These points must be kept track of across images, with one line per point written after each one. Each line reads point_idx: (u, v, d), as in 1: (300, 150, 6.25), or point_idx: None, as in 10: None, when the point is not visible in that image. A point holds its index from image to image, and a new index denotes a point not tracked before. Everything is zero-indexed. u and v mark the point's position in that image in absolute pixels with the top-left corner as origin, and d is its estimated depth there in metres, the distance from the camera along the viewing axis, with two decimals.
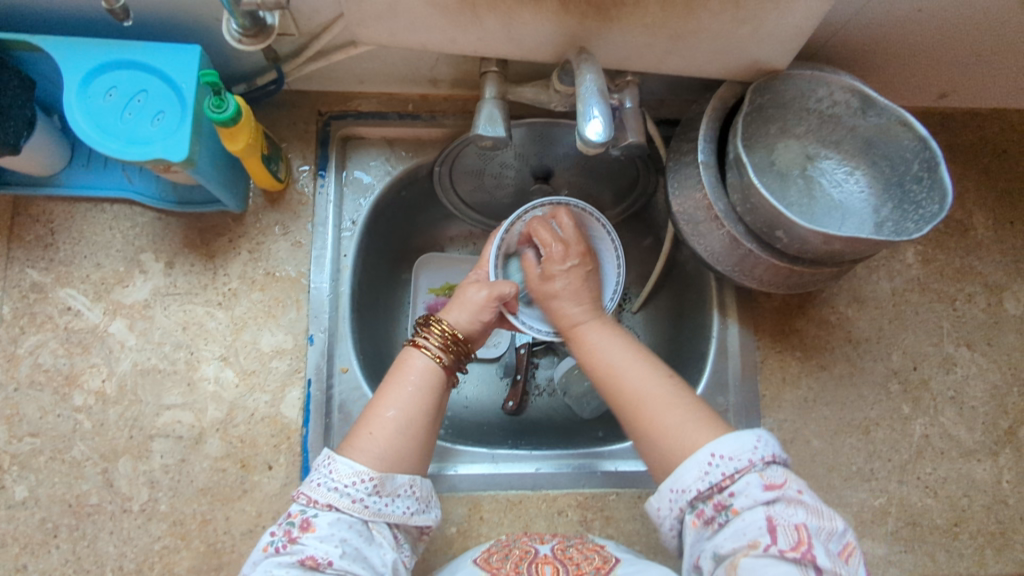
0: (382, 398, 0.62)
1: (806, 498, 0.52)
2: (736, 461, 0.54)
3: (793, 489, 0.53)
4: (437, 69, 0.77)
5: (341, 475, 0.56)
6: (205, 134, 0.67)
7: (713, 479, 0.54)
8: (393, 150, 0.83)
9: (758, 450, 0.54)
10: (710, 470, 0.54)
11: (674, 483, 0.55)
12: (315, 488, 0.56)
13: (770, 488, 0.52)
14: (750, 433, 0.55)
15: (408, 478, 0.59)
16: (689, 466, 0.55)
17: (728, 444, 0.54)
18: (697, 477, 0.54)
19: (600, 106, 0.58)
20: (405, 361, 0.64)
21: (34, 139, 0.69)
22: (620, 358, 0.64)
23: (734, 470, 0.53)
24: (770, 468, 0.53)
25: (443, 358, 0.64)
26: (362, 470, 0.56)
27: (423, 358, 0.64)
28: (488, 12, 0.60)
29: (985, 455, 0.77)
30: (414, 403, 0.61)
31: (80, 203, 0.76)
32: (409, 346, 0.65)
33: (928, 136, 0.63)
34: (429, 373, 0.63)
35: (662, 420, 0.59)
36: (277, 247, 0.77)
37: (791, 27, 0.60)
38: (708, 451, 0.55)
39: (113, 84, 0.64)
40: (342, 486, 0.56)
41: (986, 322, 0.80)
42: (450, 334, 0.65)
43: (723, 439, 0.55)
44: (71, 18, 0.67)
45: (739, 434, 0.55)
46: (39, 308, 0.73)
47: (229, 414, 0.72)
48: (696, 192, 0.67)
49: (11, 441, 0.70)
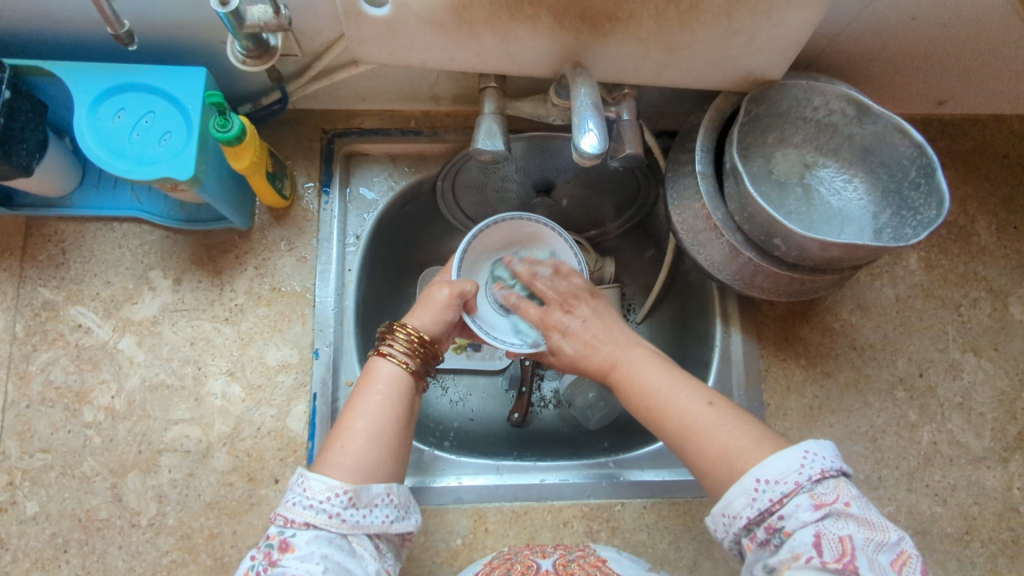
0: (351, 409, 0.62)
1: (857, 509, 0.50)
2: (783, 484, 0.51)
3: (842, 503, 0.50)
4: (438, 86, 0.79)
5: (315, 492, 0.55)
6: (211, 153, 0.68)
7: (762, 505, 0.51)
8: (396, 165, 0.84)
9: (806, 469, 0.51)
10: (758, 496, 0.51)
11: (724, 509, 0.53)
12: (290, 507, 0.55)
13: (820, 506, 0.50)
14: (794, 449, 0.52)
15: (384, 487, 0.58)
16: (736, 492, 0.52)
17: (774, 467, 0.52)
18: (746, 504, 0.52)
19: (594, 119, 0.58)
20: (371, 370, 0.65)
21: (45, 161, 0.71)
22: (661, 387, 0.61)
23: (781, 494, 0.51)
24: (819, 485, 0.51)
25: (411, 364, 0.65)
26: (334, 484, 0.56)
27: (390, 365, 0.65)
28: (485, 29, 0.61)
29: (995, 462, 0.76)
30: (383, 411, 0.62)
31: (90, 222, 0.78)
32: (374, 355, 0.66)
33: (924, 142, 0.63)
34: (397, 379, 0.64)
35: (714, 441, 0.56)
36: (282, 263, 0.78)
37: (784, 37, 0.61)
38: (753, 476, 0.52)
39: (121, 106, 0.66)
40: (317, 503, 0.55)
41: (991, 327, 0.80)
42: (415, 339, 0.66)
43: (768, 461, 0.52)
44: (81, 43, 0.69)
45: (784, 454, 0.52)
46: (50, 326, 0.75)
47: (236, 428, 0.73)
48: (694, 202, 0.68)
49: (23, 457, 0.71)
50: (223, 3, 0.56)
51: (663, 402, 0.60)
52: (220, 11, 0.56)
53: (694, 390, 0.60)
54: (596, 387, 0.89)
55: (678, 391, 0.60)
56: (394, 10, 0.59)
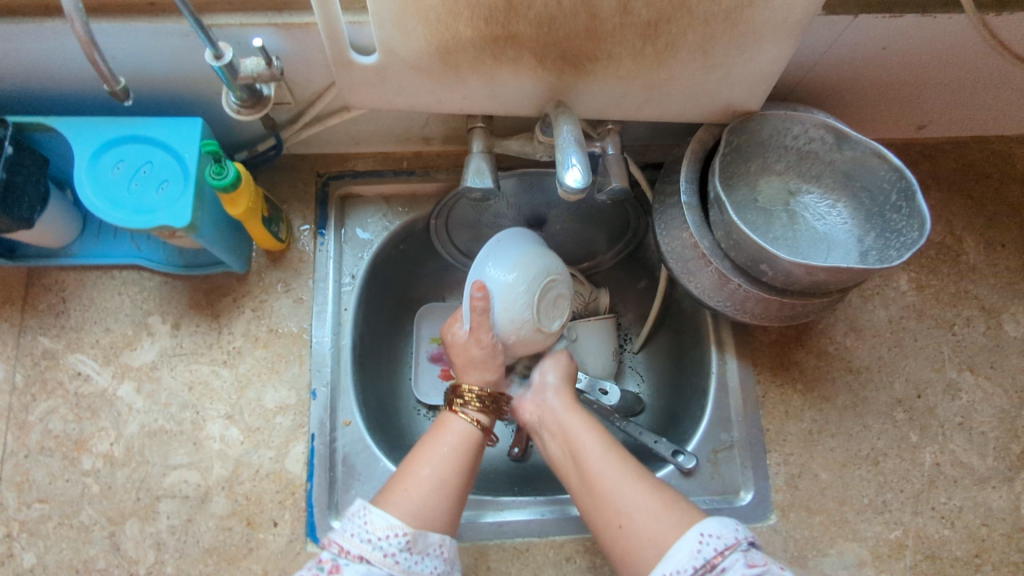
0: (417, 456, 0.64)
1: (786, 574, 0.55)
2: (725, 537, 0.55)
3: (775, 567, 0.55)
4: (428, 128, 0.81)
5: (376, 528, 0.58)
6: (207, 200, 0.70)
7: (706, 555, 0.54)
8: (389, 206, 0.86)
9: (741, 531, 0.56)
10: (702, 548, 0.55)
11: (667, 567, 0.55)
12: (348, 537, 0.58)
13: (754, 565, 0.54)
14: (729, 518, 0.58)
15: (439, 537, 0.60)
16: (680, 546, 0.55)
17: (715, 524, 0.56)
18: (691, 555, 0.54)
19: (577, 154, 0.60)
20: (443, 424, 0.67)
21: (47, 213, 0.73)
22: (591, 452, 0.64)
23: (724, 546, 0.54)
24: (751, 549, 0.56)
25: (484, 423, 0.68)
26: (396, 524, 0.58)
27: (462, 422, 0.67)
28: (470, 73, 0.64)
29: (1000, 482, 0.75)
30: (448, 462, 0.63)
31: (89, 271, 0.79)
32: (447, 411, 0.68)
33: (903, 166, 0.65)
34: (468, 436, 0.66)
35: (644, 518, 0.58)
36: (279, 305, 0.79)
37: (759, 71, 0.63)
38: (697, 531, 0.56)
39: (121, 158, 0.68)
40: (375, 538, 0.57)
41: (986, 345, 0.80)
42: (488, 400, 0.69)
43: (709, 520, 0.57)
44: (82, 99, 0.72)
45: (721, 517, 0.57)
46: (50, 375, 0.76)
47: (235, 471, 0.73)
48: (682, 232, 0.69)
49: (20, 508, 0.71)
50: (217, 57, 0.58)
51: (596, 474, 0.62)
52: (215, 65, 0.58)
53: (626, 464, 0.62)
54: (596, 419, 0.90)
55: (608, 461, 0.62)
56: (382, 57, 0.61)
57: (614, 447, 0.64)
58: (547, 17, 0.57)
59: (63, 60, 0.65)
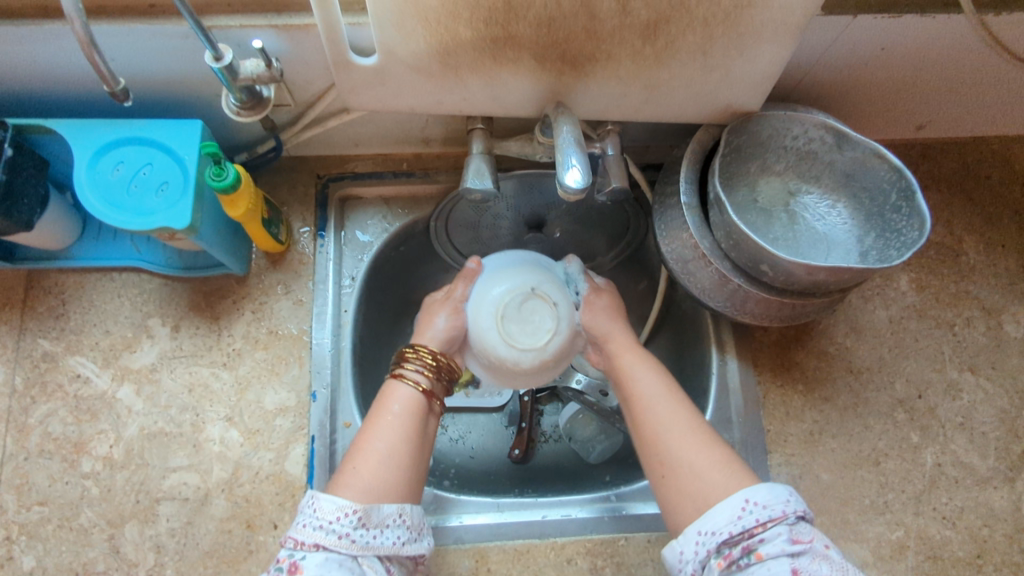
0: (366, 431, 0.62)
1: (833, 554, 0.53)
2: (771, 509, 0.54)
3: (821, 545, 0.53)
4: (428, 130, 0.81)
5: (325, 513, 0.55)
6: (207, 202, 0.70)
7: (746, 523, 0.54)
8: (389, 208, 0.86)
9: (791, 503, 0.55)
10: (744, 514, 0.54)
11: (704, 526, 0.55)
12: (301, 529, 0.55)
13: (797, 541, 0.53)
14: (781, 487, 0.56)
15: (397, 508, 0.58)
16: (723, 508, 0.55)
17: (765, 492, 0.55)
18: (729, 520, 0.54)
19: (577, 155, 0.60)
20: (387, 394, 0.65)
21: (47, 215, 0.73)
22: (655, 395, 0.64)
23: (768, 518, 0.54)
24: (799, 523, 0.54)
25: (424, 384, 0.66)
26: (345, 504, 0.56)
27: (405, 388, 0.65)
28: (470, 74, 0.64)
29: (1001, 482, 0.75)
30: (395, 433, 0.61)
31: (88, 273, 0.79)
32: (389, 379, 0.66)
33: (903, 165, 0.65)
34: (412, 403, 0.64)
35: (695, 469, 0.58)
36: (279, 306, 0.79)
37: (759, 72, 0.63)
38: (742, 496, 0.55)
39: (120, 160, 0.68)
40: (327, 524, 0.55)
41: (987, 345, 0.80)
42: (428, 359, 0.67)
43: (760, 486, 0.55)
44: (81, 101, 0.72)
45: (774, 485, 0.56)
46: (49, 378, 0.75)
47: (235, 474, 0.72)
48: (682, 232, 0.69)
49: (20, 511, 0.71)
50: (217, 59, 0.58)
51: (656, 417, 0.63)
52: (214, 66, 0.58)
53: (686, 414, 0.63)
54: (596, 420, 0.90)
55: (669, 410, 0.63)
56: (382, 59, 0.61)
57: (675, 396, 0.64)
58: (546, 18, 0.57)
59: (64, 62, 0.65)
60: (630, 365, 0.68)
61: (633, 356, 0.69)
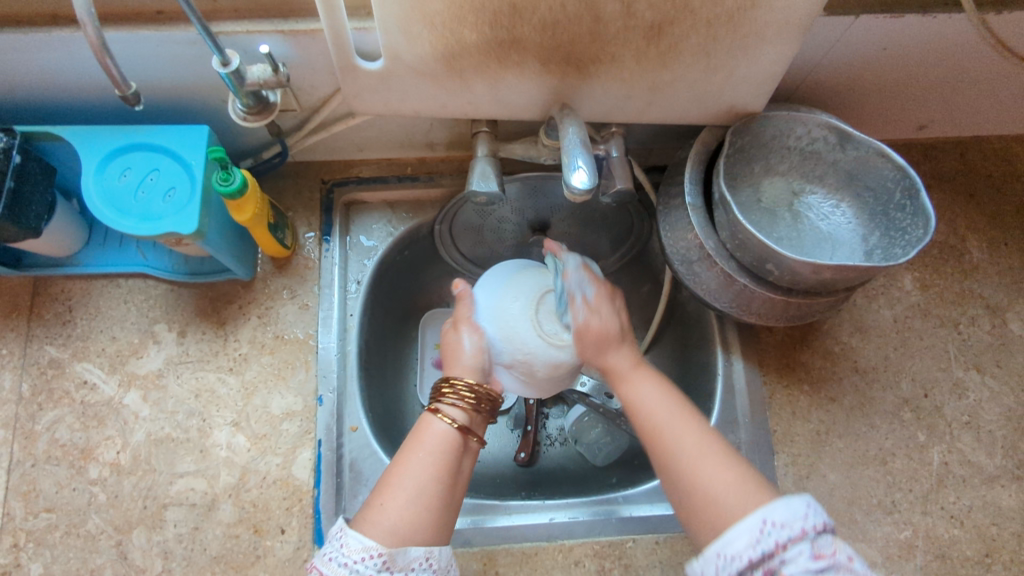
0: (395, 466, 0.61)
1: (856, 567, 0.49)
2: (790, 528, 0.50)
3: (844, 558, 0.50)
4: (432, 134, 0.82)
5: (351, 550, 0.56)
6: (213, 208, 0.70)
7: (765, 546, 0.50)
8: (394, 212, 0.86)
9: (811, 518, 0.51)
10: (762, 537, 0.51)
11: (721, 548, 0.52)
12: (327, 562, 0.56)
13: (820, 557, 0.49)
14: (799, 499, 0.53)
15: (423, 552, 0.57)
16: (739, 531, 0.52)
17: (781, 511, 0.51)
18: (748, 543, 0.51)
19: (583, 156, 0.60)
20: (421, 427, 0.64)
21: (53, 222, 0.73)
22: (662, 412, 0.62)
23: (787, 538, 0.50)
24: (822, 536, 0.50)
25: (460, 421, 0.64)
26: (370, 544, 0.56)
27: (438, 423, 0.63)
28: (475, 77, 0.64)
29: (1009, 481, 0.75)
30: (424, 471, 0.60)
31: (95, 280, 0.80)
32: (425, 412, 0.65)
33: (907, 164, 0.65)
34: (444, 439, 0.63)
35: (714, 484, 0.56)
36: (285, 311, 0.79)
37: (761, 72, 0.63)
38: (760, 516, 0.52)
39: (127, 166, 0.68)
40: (352, 562, 0.55)
41: (992, 344, 0.80)
42: (466, 391, 0.65)
43: (776, 504, 0.52)
44: (88, 108, 0.72)
45: (790, 500, 0.52)
46: (56, 384, 0.75)
47: (242, 479, 0.72)
48: (687, 233, 0.69)
49: (27, 518, 0.71)
50: (224, 64, 0.58)
51: (666, 435, 0.61)
52: (222, 71, 0.59)
53: (698, 430, 0.61)
54: (601, 423, 0.90)
55: (678, 425, 0.61)
56: (388, 63, 0.62)
57: (682, 414, 0.62)
58: (551, 20, 0.57)
59: (74, 69, 0.65)
60: (635, 388, 0.65)
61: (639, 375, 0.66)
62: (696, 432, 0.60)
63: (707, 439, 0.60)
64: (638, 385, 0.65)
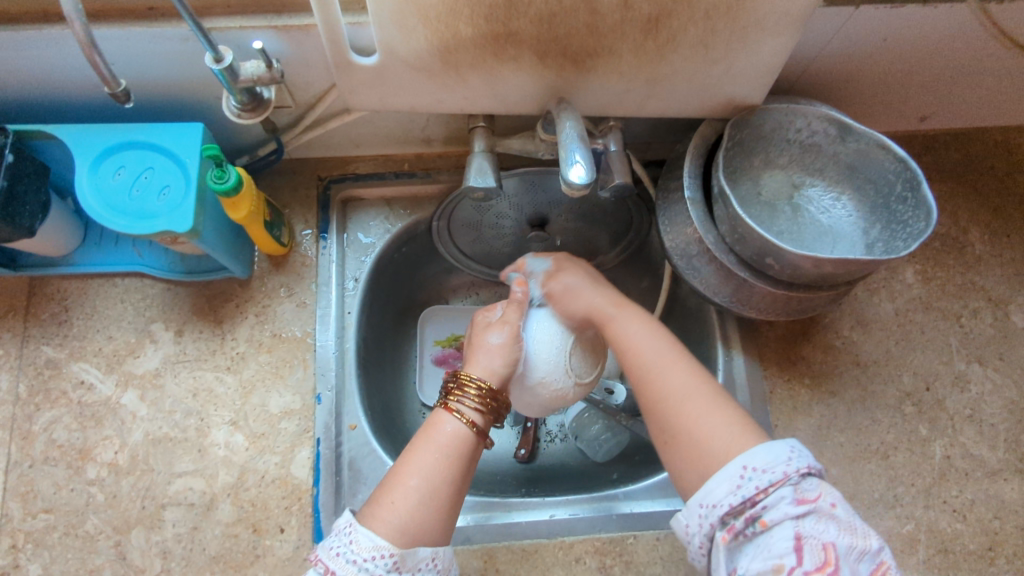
0: (407, 462, 0.61)
1: (840, 512, 0.50)
2: (770, 472, 0.52)
3: (827, 503, 0.51)
4: (429, 129, 0.81)
5: (361, 548, 0.55)
6: (208, 206, 0.70)
7: (745, 491, 0.52)
8: (391, 208, 0.86)
9: (793, 462, 0.53)
10: (743, 483, 0.52)
11: (704, 498, 0.54)
12: (334, 557, 0.55)
13: (802, 502, 0.50)
14: (781, 445, 0.54)
15: (430, 552, 0.57)
16: (721, 478, 0.53)
17: (761, 455, 0.53)
18: (729, 491, 0.53)
19: (580, 151, 0.60)
20: (434, 424, 0.63)
21: (48, 222, 0.72)
22: (650, 347, 0.64)
23: (767, 482, 0.52)
24: (804, 481, 0.52)
25: (476, 422, 0.63)
26: (381, 544, 0.55)
27: (453, 422, 0.63)
28: (471, 72, 0.63)
29: (1012, 474, 0.74)
30: (437, 471, 0.60)
31: (91, 279, 0.79)
32: (439, 409, 0.64)
33: (907, 156, 0.64)
34: (459, 439, 0.62)
35: (702, 423, 0.58)
36: (282, 309, 0.79)
37: (760, 64, 0.63)
38: (741, 462, 0.53)
39: (121, 164, 0.68)
40: (360, 560, 0.55)
41: (994, 336, 0.80)
42: (484, 394, 0.64)
43: (756, 450, 0.54)
44: (81, 106, 0.72)
45: (771, 445, 0.54)
46: (53, 385, 0.75)
47: (241, 478, 0.72)
48: (686, 228, 0.69)
49: (25, 519, 0.70)
50: (218, 60, 0.58)
51: (657, 372, 0.62)
52: (215, 68, 0.58)
53: (687, 367, 0.62)
54: (601, 419, 0.90)
55: (666, 362, 0.63)
56: (382, 58, 0.61)
57: (674, 354, 0.63)
58: (547, 13, 0.57)
59: (66, 67, 0.64)
60: (629, 335, 0.66)
61: (627, 327, 0.67)
62: (685, 365, 0.62)
63: (697, 374, 0.62)
64: (624, 325, 0.68)
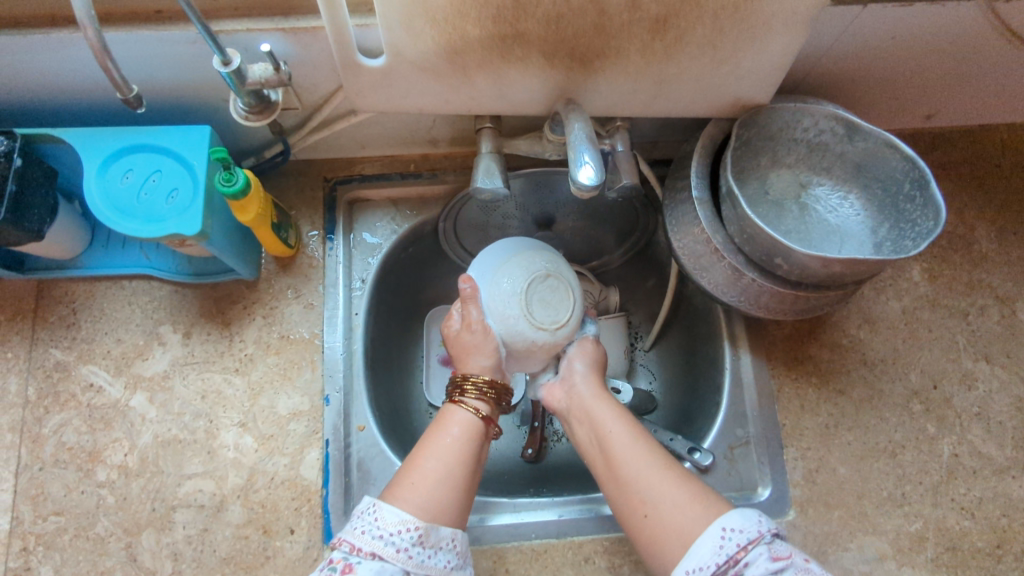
0: (423, 448, 0.62)
1: (812, 566, 0.54)
2: (747, 531, 0.54)
3: (800, 559, 0.54)
4: (435, 130, 0.81)
5: (387, 523, 0.56)
6: (217, 209, 0.70)
7: (728, 552, 0.54)
8: (398, 209, 0.86)
9: (764, 522, 0.56)
10: (724, 543, 0.54)
11: (690, 564, 0.55)
12: (360, 535, 0.56)
13: (777, 558, 0.53)
14: (749, 509, 0.57)
15: (451, 532, 0.58)
16: (702, 541, 0.55)
17: (736, 517, 0.55)
18: (713, 552, 0.54)
19: (589, 151, 0.60)
20: (445, 415, 0.65)
21: (56, 224, 0.72)
22: (615, 431, 0.65)
23: (746, 541, 0.54)
24: (775, 540, 0.55)
25: (484, 411, 0.66)
26: (407, 518, 0.56)
27: (462, 413, 0.65)
28: (478, 73, 0.63)
29: (1020, 471, 0.75)
30: (454, 453, 0.61)
31: (99, 282, 0.79)
32: (449, 403, 0.66)
33: (915, 155, 0.64)
34: (469, 428, 0.64)
35: (666, 505, 0.58)
36: (290, 311, 0.79)
37: (768, 63, 0.63)
38: (719, 526, 0.55)
39: (129, 166, 0.68)
40: (387, 534, 0.55)
41: (1001, 334, 0.80)
42: (488, 388, 0.66)
43: (731, 513, 0.56)
44: (88, 108, 0.71)
45: (742, 508, 0.57)
46: (62, 387, 0.75)
47: (250, 479, 0.72)
48: (694, 228, 0.69)
49: (36, 521, 0.71)
50: (225, 63, 0.58)
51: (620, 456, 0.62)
52: (223, 71, 0.58)
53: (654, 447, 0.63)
54: None
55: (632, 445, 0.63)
56: (390, 59, 0.61)
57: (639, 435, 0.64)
58: (555, 14, 0.56)
59: (74, 71, 0.64)
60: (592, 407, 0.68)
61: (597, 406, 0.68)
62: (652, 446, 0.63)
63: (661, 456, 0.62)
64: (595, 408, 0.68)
